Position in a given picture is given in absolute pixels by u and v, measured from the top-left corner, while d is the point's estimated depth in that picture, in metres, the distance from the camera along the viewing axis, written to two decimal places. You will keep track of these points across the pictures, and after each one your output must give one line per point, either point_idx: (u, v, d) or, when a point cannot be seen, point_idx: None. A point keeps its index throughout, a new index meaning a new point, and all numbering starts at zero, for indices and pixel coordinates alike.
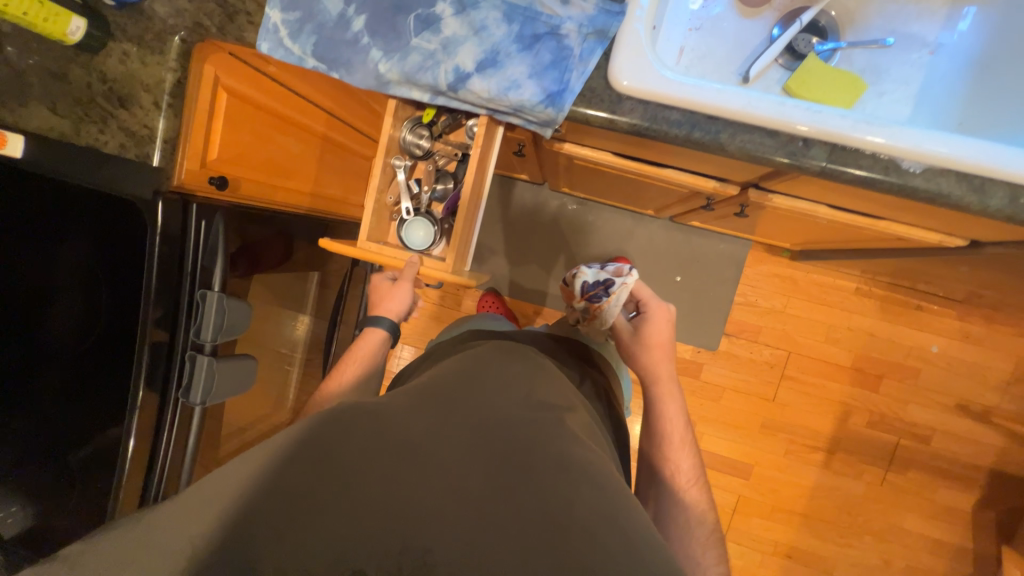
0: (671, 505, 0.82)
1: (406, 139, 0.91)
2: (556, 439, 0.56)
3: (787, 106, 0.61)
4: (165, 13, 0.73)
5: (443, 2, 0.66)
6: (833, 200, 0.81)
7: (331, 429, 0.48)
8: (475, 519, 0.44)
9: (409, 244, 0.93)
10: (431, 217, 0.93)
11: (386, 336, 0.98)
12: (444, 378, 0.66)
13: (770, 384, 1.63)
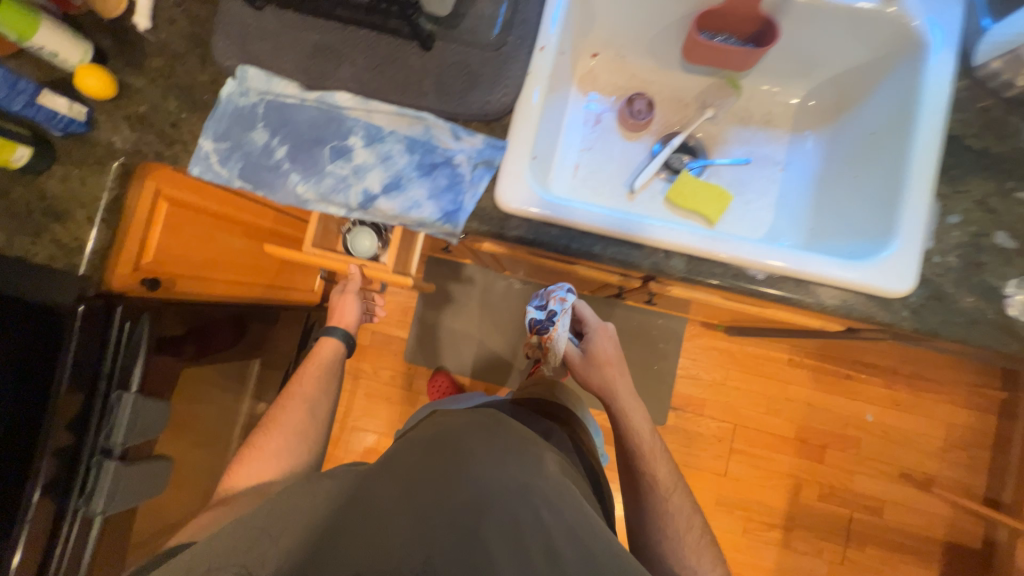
0: (660, 529, 0.80)
1: None
2: (527, 481, 0.62)
3: (647, 224, 0.70)
4: (109, 141, 0.82)
5: (355, 135, 0.76)
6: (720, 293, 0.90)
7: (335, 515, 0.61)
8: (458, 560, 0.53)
9: (354, 251, 1.01)
10: (374, 228, 1.01)
11: (339, 345, 1.06)
12: (416, 444, 0.73)
13: (720, 458, 1.63)
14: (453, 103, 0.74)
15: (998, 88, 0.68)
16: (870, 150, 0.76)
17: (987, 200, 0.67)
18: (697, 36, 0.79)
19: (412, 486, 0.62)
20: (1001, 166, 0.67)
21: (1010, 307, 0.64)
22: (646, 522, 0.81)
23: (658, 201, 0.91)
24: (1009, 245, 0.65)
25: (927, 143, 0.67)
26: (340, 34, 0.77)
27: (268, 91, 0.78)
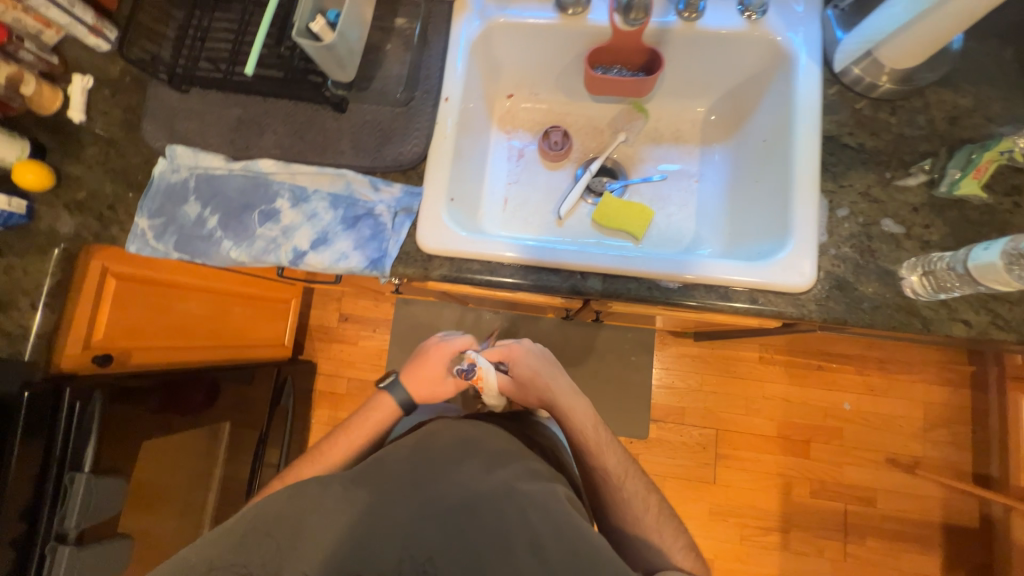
0: (622, 516, 0.78)
1: None
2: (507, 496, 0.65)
3: (559, 250, 0.74)
4: (49, 229, 0.85)
5: (280, 198, 0.80)
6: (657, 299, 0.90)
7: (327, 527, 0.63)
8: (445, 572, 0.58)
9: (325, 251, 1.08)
10: None
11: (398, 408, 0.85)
12: (396, 451, 0.73)
13: (707, 465, 1.62)
14: (369, 158, 0.78)
15: (863, 90, 0.73)
16: (765, 155, 0.81)
17: (870, 191, 0.71)
18: (592, 71, 0.84)
19: (434, 502, 0.65)
20: (878, 159, 0.72)
21: (906, 288, 0.67)
22: (608, 510, 0.80)
23: (585, 224, 0.95)
24: (896, 231, 0.69)
25: (807, 146, 0.72)
26: (260, 106, 0.82)
27: (196, 166, 0.82)
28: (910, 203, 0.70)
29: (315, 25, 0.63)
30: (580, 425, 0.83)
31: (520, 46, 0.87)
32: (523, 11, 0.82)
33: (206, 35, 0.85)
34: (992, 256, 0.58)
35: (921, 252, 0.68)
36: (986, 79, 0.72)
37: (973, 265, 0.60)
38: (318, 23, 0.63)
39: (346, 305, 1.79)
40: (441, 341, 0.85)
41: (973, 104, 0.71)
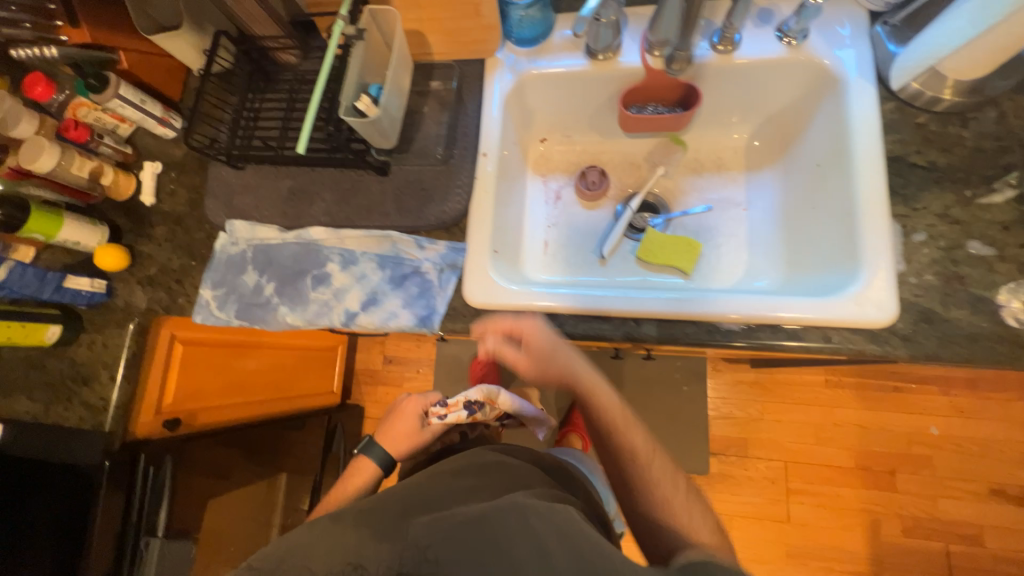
0: (613, 433, 0.68)
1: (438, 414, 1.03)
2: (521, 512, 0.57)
3: (610, 295, 0.72)
4: (125, 304, 0.92)
5: (331, 261, 0.82)
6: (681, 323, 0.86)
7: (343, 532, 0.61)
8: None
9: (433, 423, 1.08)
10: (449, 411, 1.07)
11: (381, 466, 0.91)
12: (424, 480, 0.70)
13: (779, 502, 1.49)
14: (413, 218, 0.80)
15: (926, 105, 0.69)
16: (821, 180, 0.76)
17: (950, 211, 0.65)
18: (626, 111, 0.84)
19: (461, 516, 0.59)
20: (954, 176, 0.66)
21: (1007, 316, 0.61)
22: (599, 429, 0.69)
23: (630, 261, 0.93)
24: (987, 253, 0.63)
25: (870, 170, 0.68)
26: (308, 176, 0.87)
27: (252, 237, 0.86)
28: (998, 222, 0.63)
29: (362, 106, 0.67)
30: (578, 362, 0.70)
31: (552, 94, 0.88)
32: (555, 61, 0.83)
33: (257, 114, 0.91)
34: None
35: (1019, 276, 0.61)
36: None
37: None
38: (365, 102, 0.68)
39: (389, 348, 1.82)
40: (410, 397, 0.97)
41: None
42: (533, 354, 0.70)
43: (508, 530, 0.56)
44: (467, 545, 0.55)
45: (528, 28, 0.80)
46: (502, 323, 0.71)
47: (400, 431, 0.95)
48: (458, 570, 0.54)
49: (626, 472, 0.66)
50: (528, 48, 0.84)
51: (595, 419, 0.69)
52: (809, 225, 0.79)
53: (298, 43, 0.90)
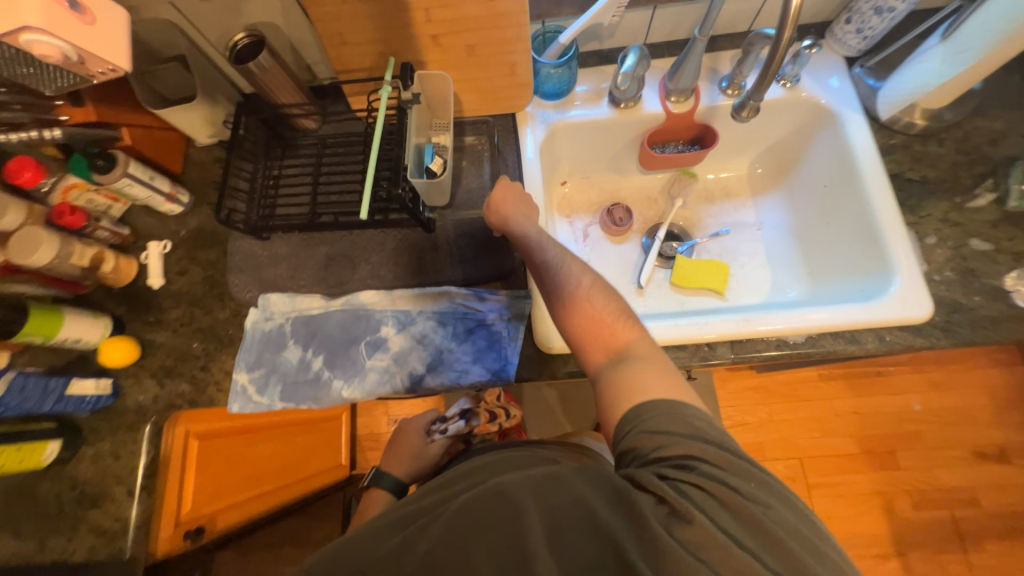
0: (557, 300, 0.66)
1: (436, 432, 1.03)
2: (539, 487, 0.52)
3: (681, 323, 0.76)
4: (136, 403, 0.81)
5: (386, 325, 0.79)
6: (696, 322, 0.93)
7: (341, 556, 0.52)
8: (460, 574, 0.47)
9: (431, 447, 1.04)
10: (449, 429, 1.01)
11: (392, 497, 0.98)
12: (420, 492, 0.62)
13: (802, 499, 1.55)
14: (470, 270, 0.80)
15: (903, 129, 0.81)
16: (831, 198, 0.86)
17: (949, 216, 0.76)
18: (651, 150, 0.91)
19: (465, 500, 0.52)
20: (943, 187, 0.78)
21: (1017, 298, 0.71)
22: (555, 303, 0.66)
23: (666, 289, 0.97)
24: (987, 248, 0.74)
25: (879, 187, 0.79)
26: (348, 240, 0.84)
27: (290, 310, 0.81)
28: (988, 221, 0.75)
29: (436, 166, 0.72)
30: (534, 229, 0.72)
31: (578, 140, 0.93)
32: (582, 111, 0.88)
33: (281, 181, 0.87)
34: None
35: (1016, 263, 0.72)
36: (1007, 104, 0.81)
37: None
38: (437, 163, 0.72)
39: (394, 407, 1.72)
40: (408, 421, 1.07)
41: (1006, 126, 0.80)
42: (505, 197, 0.76)
43: (495, 505, 0.50)
44: (461, 537, 0.49)
45: (554, 83, 0.86)
46: (497, 193, 0.76)
47: (406, 451, 1.02)
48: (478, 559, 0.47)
49: (603, 353, 0.62)
50: (555, 101, 0.89)
51: (548, 290, 0.67)
52: (825, 237, 0.88)
53: (319, 108, 0.88)
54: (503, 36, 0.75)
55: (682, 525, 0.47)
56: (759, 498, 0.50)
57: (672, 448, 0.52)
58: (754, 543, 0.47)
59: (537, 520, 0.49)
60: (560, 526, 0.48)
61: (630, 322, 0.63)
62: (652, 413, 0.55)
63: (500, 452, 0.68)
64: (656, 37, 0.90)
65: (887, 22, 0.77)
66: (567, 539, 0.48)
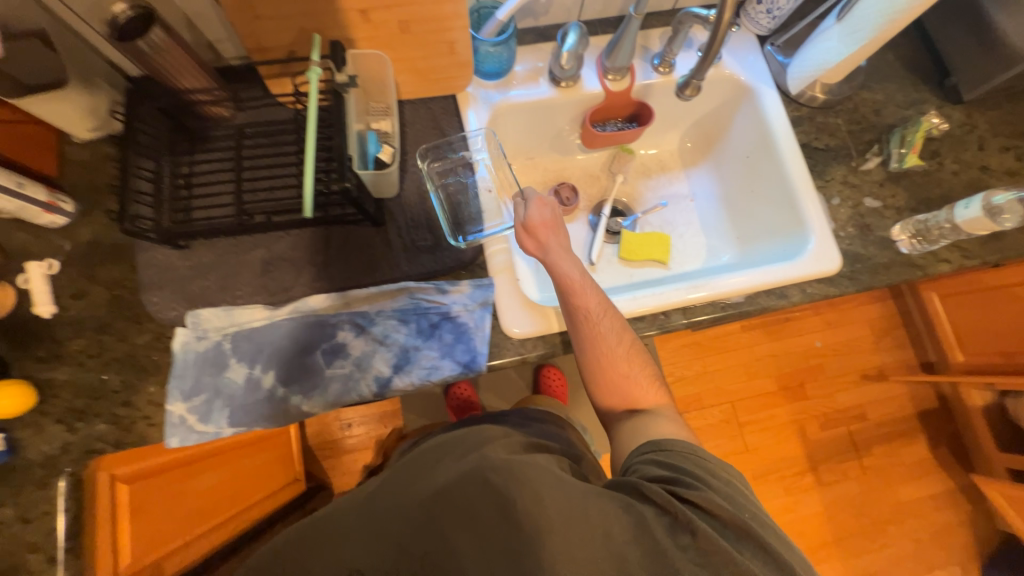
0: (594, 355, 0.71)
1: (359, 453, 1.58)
2: (523, 478, 0.58)
3: (638, 295, 0.80)
4: (43, 455, 0.69)
5: (343, 329, 0.74)
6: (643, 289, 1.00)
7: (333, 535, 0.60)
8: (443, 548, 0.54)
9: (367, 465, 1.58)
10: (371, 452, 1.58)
11: None
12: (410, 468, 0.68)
13: (736, 436, 1.76)
14: (428, 262, 0.77)
15: (806, 101, 0.91)
16: (753, 168, 0.95)
17: (848, 179, 0.88)
18: (593, 129, 0.92)
19: (454, 485, 0.59)
20: (841, 153, 0.89)
21: (901, 246, 0.83)
22: (589, 351, 0.71)
23: (615, 263, 1.01)
24: (876, 205, 0.86)
25: (792, 155, 0.88)
26: (286, 241, 0.76)
27: (226, 326, 0.72)
28: (876, 181, 0.88)
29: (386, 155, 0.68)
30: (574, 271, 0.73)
31: (520, 121, 0.92)
32: (523, 91, 0.87)
33: (193, 180, 0.76)
34: (974, 211, 0.76)
35: (898, 216, 0.86)
36: (884, 78, 0.94)
37: (960, 221, 0.78)
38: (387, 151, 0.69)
39: (346, 410, 1.63)
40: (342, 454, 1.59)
41: (885, 98, 0.92)
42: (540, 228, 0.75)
43: (482, 492, 0.57)
44: (452, 522, 0.55)
45: (492, 62, 0.83)
46: (535, 217, 0.75)
47: None
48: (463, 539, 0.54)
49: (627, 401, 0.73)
50: (495, 81, 0.87)
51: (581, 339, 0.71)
52: (749, 203, 0.97)
53: (230, 94, 0.77)
54: (440, 12, 0.70)
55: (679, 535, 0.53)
56: (749, 515, 0.57)
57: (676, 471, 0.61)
58: (749, 554, 0.53)
59: (521, 509, 0.55)
60: (545, 512, 0.54)
61: (655, 381, 0.74)
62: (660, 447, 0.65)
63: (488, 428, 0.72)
64: (590, 14, 0.91)
65: (791, 3, 0.85)
66: (548, 523, 0.54)
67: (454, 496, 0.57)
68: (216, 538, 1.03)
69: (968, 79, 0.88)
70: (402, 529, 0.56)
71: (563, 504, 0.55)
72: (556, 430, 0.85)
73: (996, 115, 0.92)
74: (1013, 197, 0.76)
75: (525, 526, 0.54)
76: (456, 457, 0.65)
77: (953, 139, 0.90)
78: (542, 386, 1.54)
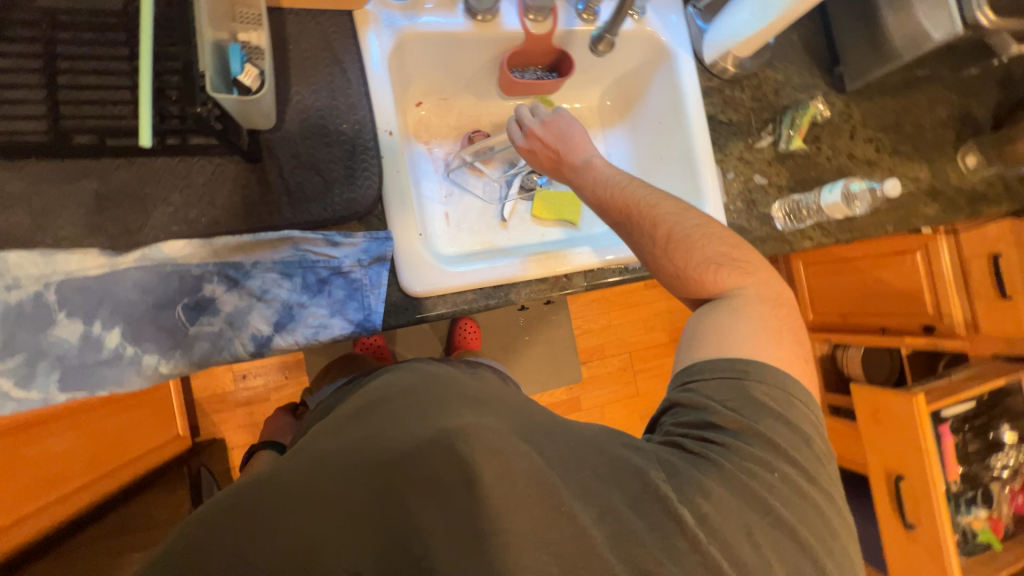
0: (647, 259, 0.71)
1: (239, 413, 1.48)
2: (511, 451, 0.50)
3: (543, 257, 0.79)
4: None
5: (211, 282, 0.64)
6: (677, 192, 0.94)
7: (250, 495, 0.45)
8: (409, 520, 0.45)
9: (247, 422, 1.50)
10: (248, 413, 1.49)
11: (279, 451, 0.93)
12: (363, 430, 0.55)
13: (629, 382, 1.95)
14: (315, 210, 0.68)
15: (718, 73, 0.92)
16: (665, 135, 0.96)
17: (743, 155, 0.93)
18: (511, 75, 0.86)
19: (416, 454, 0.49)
20: (741, 129, 0.93)
21: (777, 223, 0.92)
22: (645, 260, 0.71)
23: (527, 222, 1.00)
24: (763, 182, 0.93)
25: (698, 126, 0.90)
26: (129, 171, 0.62)
27: (48, 273, 0.58)
28: (766, 159, 0.94)
29: (248, 78, 0.56)
30: (611, 171, 0.73)
31: (431, 55, 0.82)
32: (434, 19, 0.77)
33: None
34: (833, 195, 0.87)
35: (779, 194, 0.94)
36: (787, 58, 0.98)
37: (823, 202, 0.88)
38: (249, 74, 0.57)
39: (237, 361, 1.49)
40: (220, 415, 1.48)
41: (785, 78, 0.97)
42: (552, 135, 0.77)
43: (449, 462, 0.48)
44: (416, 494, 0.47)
45: None
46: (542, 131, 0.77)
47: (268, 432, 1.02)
48: (429, 517, 0.46)
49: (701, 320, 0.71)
50: (402, 2, 0.75)
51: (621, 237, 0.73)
52: (657, 170, 0.99)
53: None
54: None
55: (670, 507, 0.51)
56: (788, 503, 0.53)
57: (700, 417, 0.59)
58: (772, 538, 0.51)
59: (496, 490, 0.48)
60: (519, 489, 0.48)
61: (721, 270, 0.68)
62: (693, 380, 0.62)
63: (455, 385, 0.66)
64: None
65: None
66: (524, 499, 0.48)
67: (420, 466, 0.48)
68: (86, 498, 0.96)
69: (854, 70, 0.96)
70: (361, 500, 0.46)
71: (541, 484, 0.49)
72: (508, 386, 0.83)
73: (868, 107, 1.02)
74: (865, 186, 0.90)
75: (500, 506, 0.47)
76: (419, 415, 0.57)
77: (831, 126, 0.99)
78: (455, 338, 1.55)
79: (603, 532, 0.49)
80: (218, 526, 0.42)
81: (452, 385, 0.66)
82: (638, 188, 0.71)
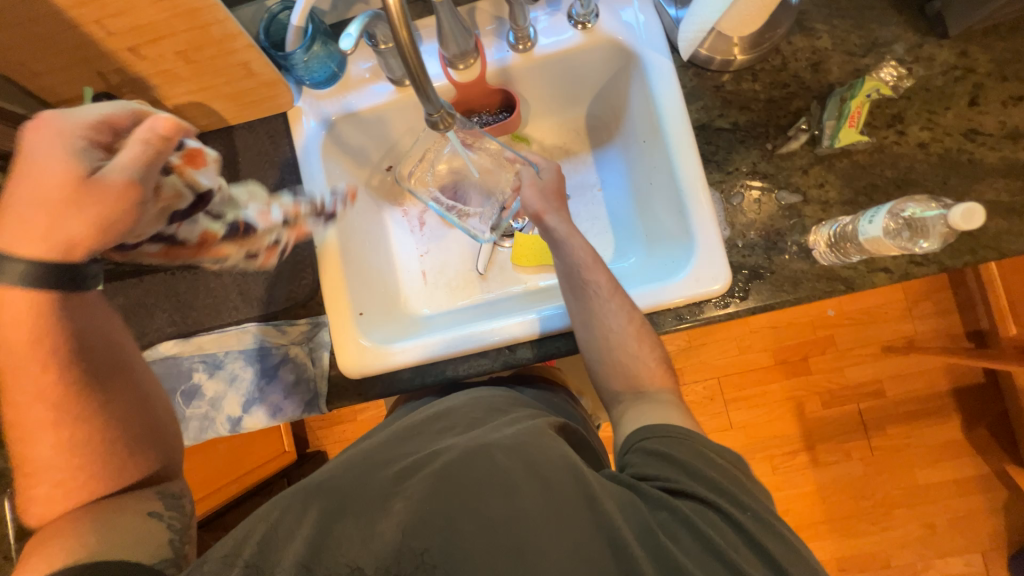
0: (594, 341, 0.65)
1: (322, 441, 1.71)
2: (568, 484, 0.48)
3: (478, 332, 0.72)
4: None
5: (198, 371, 0.76)
6: (654, 245, 0.79)
7: (284, 507, 0.48)
8: (464, 534, 0.45)
9: None
10: None
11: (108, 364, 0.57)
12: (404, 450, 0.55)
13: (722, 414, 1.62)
14: (265, 306, 0.76)
15: (720, 67, 0.71)
16: (648, 156, 0.77)
17: (757, 168, 0.69)
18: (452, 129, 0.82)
19: (462, 474, 0.49)
20: (754, 133, 0.70)
21: (820, 257, 0.65)
22: (585, 331, 0.65)
23: (509, 270, 0.89)
24: (794, 200, 0.68)
25: (682, 144, 0.69)
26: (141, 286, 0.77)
27: None
28: (800, 167, 0.68)
29: None
30: (583, 247, 0.68)
31: (373, 129, 0.82)
32: (360, 99, 0.78)
33: None
34: (877, 229, 0.59)
35: (823, 214, 0.67)
36: (835, 11, 0.70)
37: (863, 239, 0.60)
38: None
39: None
40: None
41: (831, 44, 0.69)
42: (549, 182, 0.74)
43: (492, 477, 0.48)
44: (460, 501, 0.47)
45: (317, 69, 0.75)
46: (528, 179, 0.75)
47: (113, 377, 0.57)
48: (472, 531, 0.45)
49: (628, 384, 0.64)
50: (328, 89, 0.78)
51: (575, 315, 0.66)
52: (650, 198, 0.79)
53: None
54: (210, 36, 0.62)
55: (719, 551, 0.44)
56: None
57: (678, 466, 0.51)
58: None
59: (545, 517, 0.46)
60: (573, 528, 0.45)
61: (662, 363, 0.65)
62: (646, 435, 0.55)
63: (489, 394, 0.67)
64: None
65: None
66: (573, 532, 0.45)
67: (461, 478, 0.48)
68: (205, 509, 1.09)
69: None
70: (407, 511, 0.46)
71: (578, 494, 0.47)
72: (565, 404, 0.77)
73: (1004, 48, 0.66)
74: (923, 210, 0.59)
75: (539, 514, 0.46)
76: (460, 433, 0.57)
77: (928, 92, 0.66)
78: None
79: (643, 548, 0.45)
80: (277, 522, 0.47)
81: (495, 395, 0.67)
82: (586, 267, 0.67)
